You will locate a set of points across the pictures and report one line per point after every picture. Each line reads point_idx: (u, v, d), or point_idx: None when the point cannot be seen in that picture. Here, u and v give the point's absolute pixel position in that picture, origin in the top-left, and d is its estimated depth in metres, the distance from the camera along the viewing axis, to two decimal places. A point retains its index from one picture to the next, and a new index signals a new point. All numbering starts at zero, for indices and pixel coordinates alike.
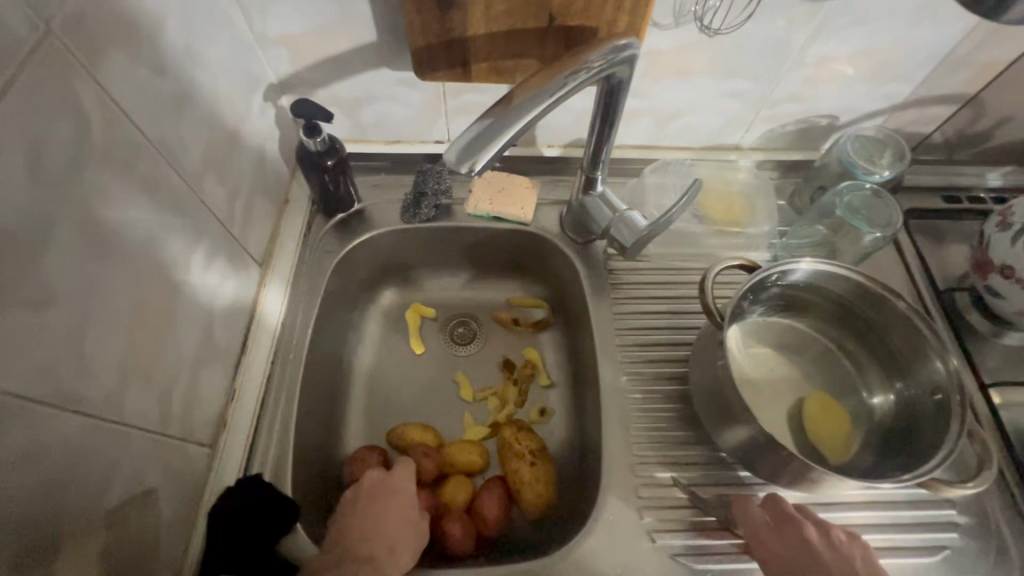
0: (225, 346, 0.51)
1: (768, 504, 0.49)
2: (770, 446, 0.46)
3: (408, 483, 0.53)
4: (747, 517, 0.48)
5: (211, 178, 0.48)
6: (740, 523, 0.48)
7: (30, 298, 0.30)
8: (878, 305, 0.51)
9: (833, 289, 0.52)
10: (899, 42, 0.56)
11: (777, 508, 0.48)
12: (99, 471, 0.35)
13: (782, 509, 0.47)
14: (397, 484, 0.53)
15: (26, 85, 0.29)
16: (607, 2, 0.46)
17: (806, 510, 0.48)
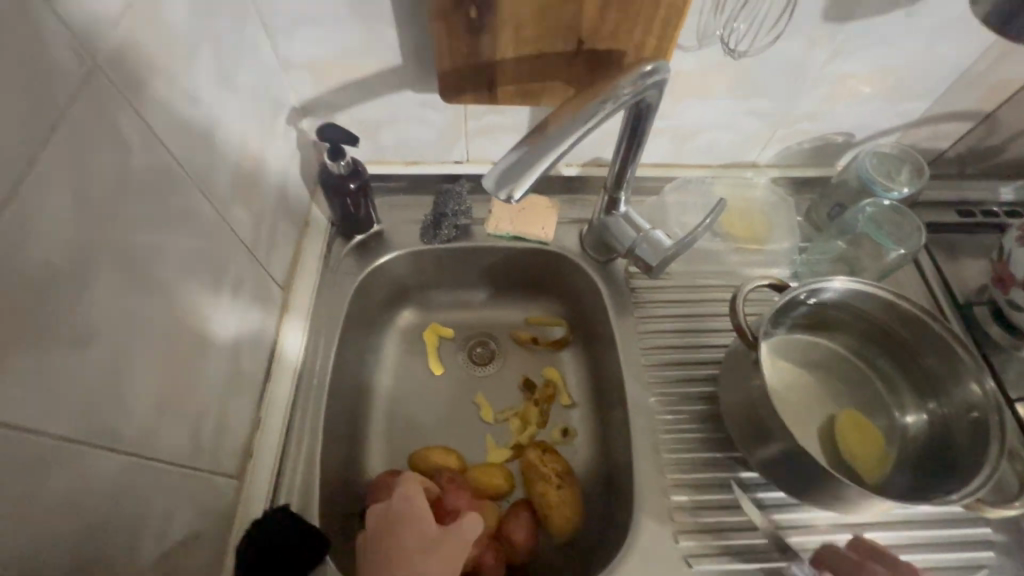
0: (251, 373, 0.50)
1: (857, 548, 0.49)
2: (808, 467, 0.46)
3: (409, 503, 0.51)
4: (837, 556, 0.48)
5: (239, 204, 0.47)
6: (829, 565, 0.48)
7: (74, 337, 0.29)
8: (911, 324, 0.51)
9: (863, 308, 0.53)
10: (916, 62, 0.57)
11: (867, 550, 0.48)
12: (136, 511, 0.34)
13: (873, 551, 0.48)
14: (402, 509, 0.51)
15: (73, 119, 0.29)
16: (636, 27, 0.46)
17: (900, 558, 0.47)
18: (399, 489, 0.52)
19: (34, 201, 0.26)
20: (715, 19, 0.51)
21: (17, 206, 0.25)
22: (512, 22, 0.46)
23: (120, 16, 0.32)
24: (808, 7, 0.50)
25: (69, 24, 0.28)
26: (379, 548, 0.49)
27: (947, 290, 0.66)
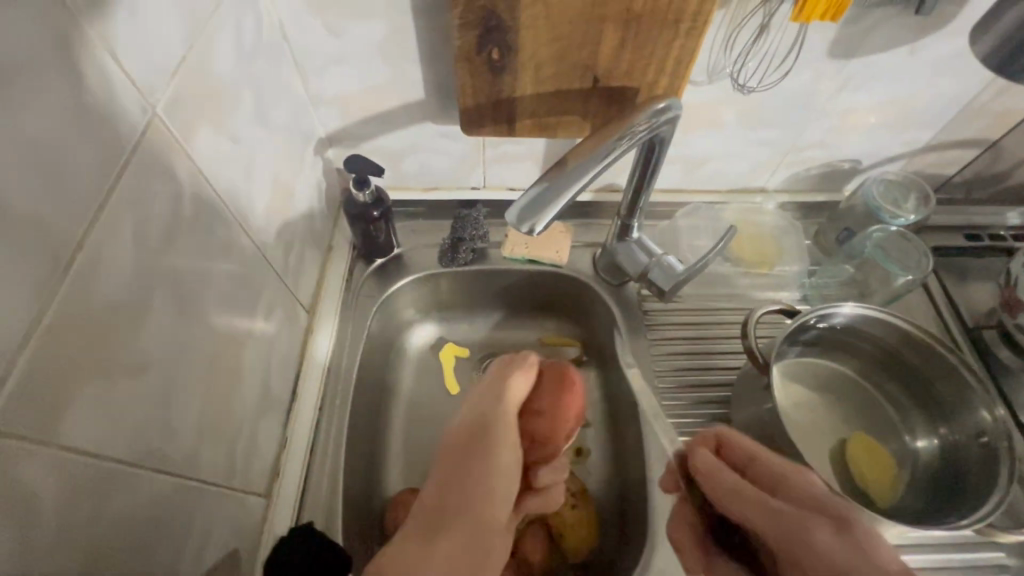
0: (279, 394, 0.52)
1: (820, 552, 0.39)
2: None
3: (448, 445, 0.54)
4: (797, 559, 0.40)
5: (271, 233, 0.50)
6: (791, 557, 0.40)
7: (131, 366, 0.32)
8: (921, 350, 0.53)
9: (873, 332, 0.54)
10: (918, 95, 0.59)
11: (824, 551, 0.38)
12: (179, 529, 0.36)
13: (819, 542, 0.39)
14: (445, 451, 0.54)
15: (136, 167, 0.32)
16: (649, 66, 0.48)
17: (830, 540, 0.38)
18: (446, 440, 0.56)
19: (103, 244, 0.30)
20: (725, 56, 0.53)
21: (89, 249, 0.29)
22: (532, 62, 0.48)
23: (175, 70, 0.35)
24: (815, 44, 0.52)
25: (135, 82, 0.32)
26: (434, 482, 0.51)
27: (956, 314, 0.67)
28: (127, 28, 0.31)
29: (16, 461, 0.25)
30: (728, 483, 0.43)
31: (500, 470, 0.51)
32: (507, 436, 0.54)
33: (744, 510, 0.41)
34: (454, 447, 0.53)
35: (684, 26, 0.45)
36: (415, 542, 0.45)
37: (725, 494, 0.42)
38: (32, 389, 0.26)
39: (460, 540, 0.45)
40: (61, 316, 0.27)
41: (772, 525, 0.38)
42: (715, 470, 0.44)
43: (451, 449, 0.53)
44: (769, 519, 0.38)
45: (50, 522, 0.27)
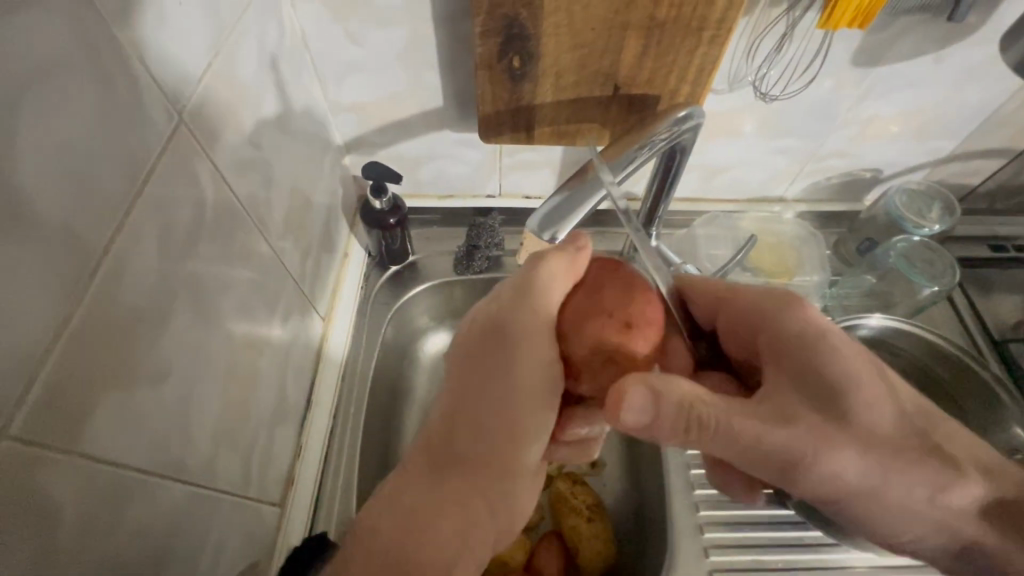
0: (293, 402, 0.52)
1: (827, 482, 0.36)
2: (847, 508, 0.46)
3: (480, 329, 0.41)
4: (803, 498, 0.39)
5: (289, 240, 0.50)
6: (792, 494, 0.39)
7: (151, 374, 0.32)
8: (957, 367, 0.57)
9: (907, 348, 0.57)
10: (942, 104, 0.58)
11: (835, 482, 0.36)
12: (195, 538, 0.36)
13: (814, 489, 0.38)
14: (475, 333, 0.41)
15: (161, 173, 0.32)
16: (671, 73, 0.48)
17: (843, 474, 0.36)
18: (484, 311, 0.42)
19: (127, 251, 0.29)
20: (746, 64, 0.53)
21: (114, 255, 0.29)
22: (553, 69, 0.48)
23: (200, 76, 0.36)
24: (839, 52, 0.52)
25: (161, 88, 0.32)
26: (454, 382, 0.41)
27: (982, 326, 0.65)
28: (155, 33, 0.31)
29: (33, 469, 0.25)
30: (680, 416, 0.33)
31: (532, 428, 0.39)
32: (535, 359, 0.37)
33: (720, 445, 0.34)
34: (474, 351, 0.41)
35: (707, 34, 0.45)
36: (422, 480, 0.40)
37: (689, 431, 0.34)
38: (53, 397, 0.25)
39: (474, 487, 0.39)
40: (86, 323, 0.27)
41: (758, 450, 0.34)
42: (659, 406, 0.32)
43: (472, 350, 0.41)
44: (755, 457, 0.35)
45: (68, 532, 0.26)
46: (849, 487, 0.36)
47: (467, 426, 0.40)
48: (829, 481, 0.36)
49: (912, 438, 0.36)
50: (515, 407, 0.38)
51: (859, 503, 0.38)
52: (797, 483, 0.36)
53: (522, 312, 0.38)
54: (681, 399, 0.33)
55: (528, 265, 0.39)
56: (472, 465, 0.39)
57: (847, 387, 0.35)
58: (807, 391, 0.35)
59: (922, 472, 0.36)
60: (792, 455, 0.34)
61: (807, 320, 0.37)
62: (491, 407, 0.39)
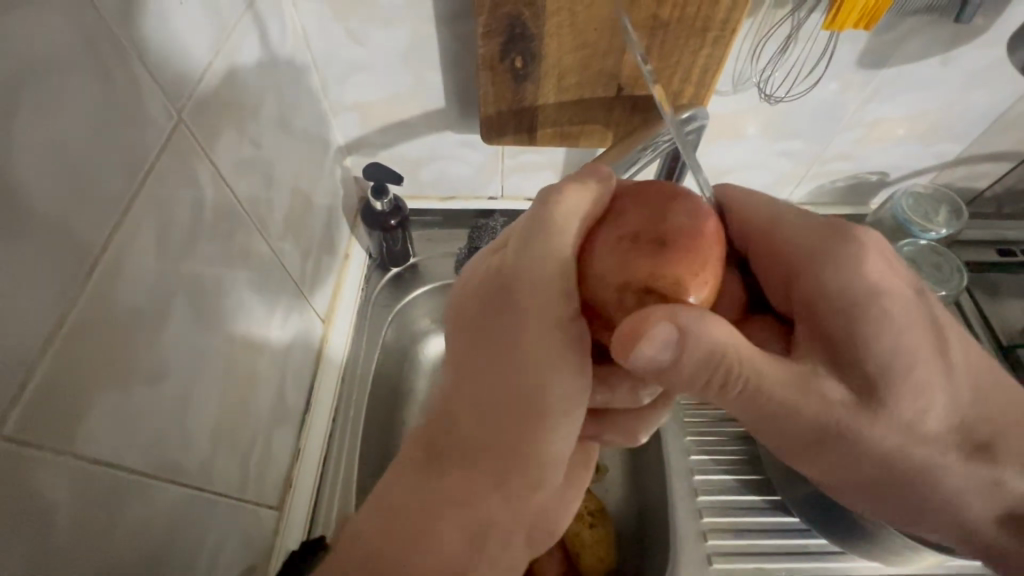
0: (293, 404, 0.52)
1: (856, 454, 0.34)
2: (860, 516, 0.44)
3: (471, 302, 0.38)
4: (824, 468, 0.37)
5: (290, 240, 0.50)
6: (815, 463, 0.37)
7: (147, 373, 0.31)
8: None
9: None
10: (950, 107, 0.57)
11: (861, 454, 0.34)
12: (193, 540, 0.36)
13: (840, 463, 0.36)
14: (469, 305, 0.39)
15: (160, 171, 0.32)
16: (674, 74, 0.48)
17: (873, 443, 0.34)
18: (475, 280, 0.39)
19: (125, 249, 0.29)
20: (751, 65, 0.52)
21: (112, 255, 0.28)
22: (556, 70, 0.48)
23: (201, 74, 0.35)
24: (844, 53, 0.51)
25: (162, 87, 0.32)
26: (453, 362, 0.40)
27: (989, 331, 0.64)
28: (156, 31, 0.31)
29: (29, 468, 0.24)
30: (709, 374, 0.30)
31: (550, 412, 0.36)
32: (540, 331, 0.34)
33: (740, 407, 0.32)
34: (475, 319, 0.38)
35: (711, 35, 0.44)
36: (427, 467, 0.39)
37: (715, 389, 0.31)
38: (48, 397, 0.25)
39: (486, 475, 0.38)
40: (83, 321, 0.27)
41: (784, 420, 0.33)
42: (681, 359, 0.29)
43: (471, 318, 0.38)
44: (787, 419, 0.33)
45: (63, 533, 0.26)
46: (878, 463, 0.35)
47: (468, 409, 0.38)
48: (858, 457, 0.34)
49: (955, 414, 0.34)
50: (531, 387, 0.36)
51: (884, 479, 0.36)
52: (819, 454, 0.35)
53: (526, 266, 0.33)
54: (715, 355, 0.29)
55: (536, 205, 0.34)
56: (484, 454, 0.38)
57: (898, 357, 0.32)
58: (849, 355, 0.32)
59: (953, 447, 0.35)
60: (824, 428, 0.33)
61: (865, 274, 0.33)
62: (491, 387, 0.37)
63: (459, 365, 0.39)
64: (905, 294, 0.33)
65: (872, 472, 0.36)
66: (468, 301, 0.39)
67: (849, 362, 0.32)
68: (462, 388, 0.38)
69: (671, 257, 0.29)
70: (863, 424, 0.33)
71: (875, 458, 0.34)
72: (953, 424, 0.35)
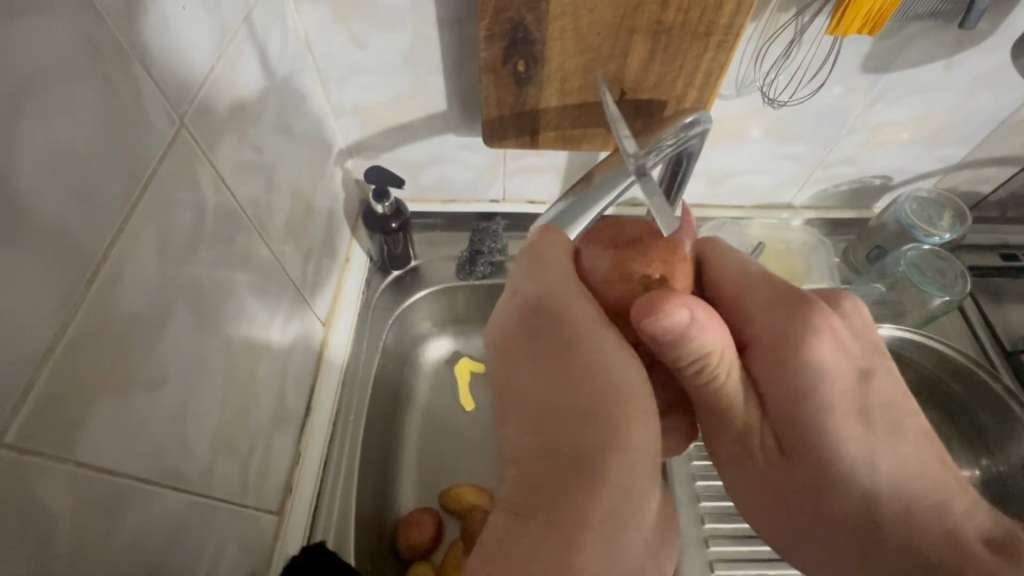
0: (293, 408, 0.51)
1: (777, 468, 0.40)
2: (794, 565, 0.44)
3: (503, 329, 0.39)
4: (745, 484, 0.42)
5: (290, 244, 0.49)
6: (739, 477, 0.42)
7: (148, 380, 0.31)
8: (972, 385, 0.62)
9: (919, 360, 0.64)
10: (954, 111, 0.57)
11: (780, 470, 0.40)
12: (193, 548, 0.35)
13: (760, 480, 0.41)
14: (503, 333, 0.38)
15: (161, 176, 0.32)
16: (678, 79, 0.47)
17: (795, 464, 0.39)
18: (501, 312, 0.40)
19: (126, 256, 0.29)
20: (755, 69, 0.52)
21: (113, 262, 0.28)
22: (558, 74, 0.47)
23: (203, 79, 0.35)
24: (849, 57, 0.51)
25: (164, 93, 0.32)
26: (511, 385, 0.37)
27: (993, 337, 0.64)
28: (157, 35, 0.31)
29: (30, 477, 0.24)
30: (691, 366, 0.35)
31: (627, 395, 0.33)
32: (596, 325, 0.35)
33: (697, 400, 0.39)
34: (522, 336, 0.37)
35: (715, 39, 0.44)
36: (515, 514, 0.32)
37: (695, 380, 0.37)
38: (49, 405, 0.25)
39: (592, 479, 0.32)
40: (83, 329, 0.26)
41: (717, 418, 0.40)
42: (687, 343, 0.32)
43: (518, 337, 0.37)
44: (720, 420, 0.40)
45: (64, 542, 0.26)
46: (784, 487, 0.40)
47: (547, 415, 0.34)
48: (770, 472, 0.40)
49: (872, 484, 0.38)
50: (598, 378, 0.33)
51: (790, 510, 0.41)
52: (739, 462, 0.41)
53: (540, 278, 0.37)
54: (710, 347, 0.33)
55: (532, 241, 0.40)
56: (569, 466, 0.32)
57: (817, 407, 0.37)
58: (777, 392, 0.38)
59: (860, 513, 0.38)
60: (741, 432, 0.40)
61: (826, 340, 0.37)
62: (565, 386, 0.34)
63: (517, 384, 0.36)
64: (848, 373, 0.37)
65: (780, 498, 0.41)
66: (504, 328, 0.38)
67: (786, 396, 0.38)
68: (532, 401, 0.35)
69: (651, 247, 0.36)
70: (772, 437, 0.40)
71: (789, 480, 0.40)
72: (865, 493, 0.38)
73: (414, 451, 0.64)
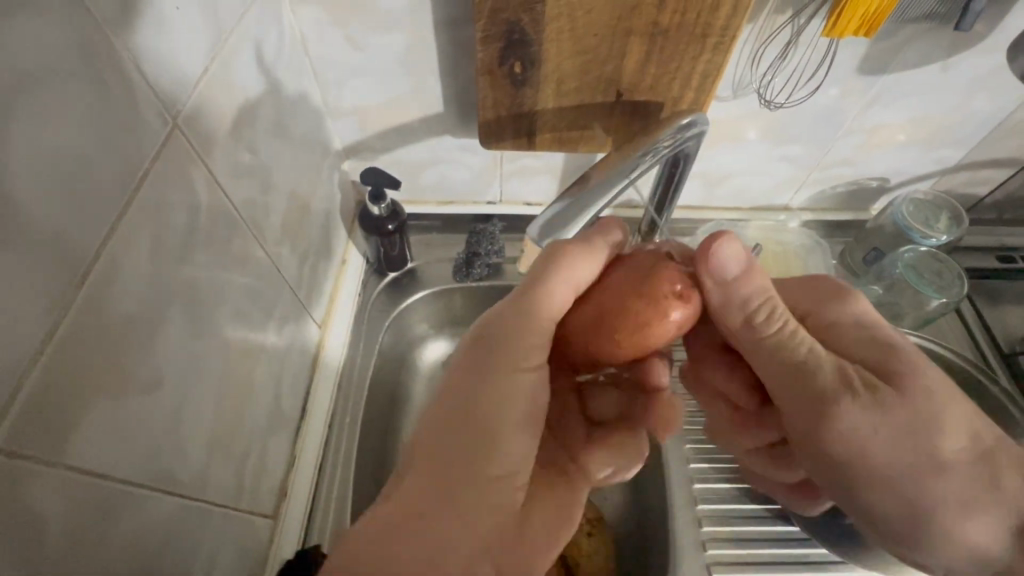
0: (289, 410, 0.51)
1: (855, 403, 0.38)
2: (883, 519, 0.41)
3: (514, 301, 0.41)
4: (816, 433, 0.39)
5: (287, 245, 0.49)
6: (804, 420, 0.40)
7: (141, 383, 0.31)
8: (969, 385, 0.62)
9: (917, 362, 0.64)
10: (950, 113, 0.57)
11: (856, 407, 0.38)
12: (187, 552, 0.35)
13: (839, 420, 0.38)
14: (516, 309, 0.40)
15: (154, 178, 0.31)
16: (675, 80, 0.47)
17: (868, 398, 0.38)
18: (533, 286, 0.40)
19: (118, 258, 0.29)
20: (751, 71, 0.52)
21: (105, 263, 0.28)
22: (555, 75, 0.47)
23: (197, 79, 0.35)
24: (845, 60, 0.51)
25: (158, 93, 0.31)
26: (464, 359, 0.40)
27: (990, 339, 0.64)
28: (151, 36, 0.31)
29: (19, 482, 0.24)
30: (761, 307, 0.39)
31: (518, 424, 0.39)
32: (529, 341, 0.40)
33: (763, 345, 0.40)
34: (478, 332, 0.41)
35: (711, 41, 0.44)
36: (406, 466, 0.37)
37: (759, 332, 0.40)
38: (38, 409, 0.24)
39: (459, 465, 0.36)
40: (75, 331, 0.26)
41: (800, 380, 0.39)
42: (745, 279, 0.38)
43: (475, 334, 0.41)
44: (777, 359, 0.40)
45: (55, 547, 0.25)
46: (889, 424, 0.38)
47: (457, 404, 0.38)
48: (860, 416, 0.38)
49: (952, 446, 0.38)
50: (508, 379, 0.39)
51: (880, 448, 0.38)
52: (815, 399, 0.39)
53: (569, 273, 0.40)
54: (764, 284, 0.39)
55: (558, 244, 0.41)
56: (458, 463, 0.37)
57: (914, 372, 0.39)
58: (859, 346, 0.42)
59: (926, 473, 0.38)
60: (815, 368, 0.39)
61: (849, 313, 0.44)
62: (483, 387, 0.39)
63: (472, 365, 0.39)
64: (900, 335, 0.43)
65: (860, 433, 0.38)
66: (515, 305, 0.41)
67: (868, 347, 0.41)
68: (462, 384, 0.39)
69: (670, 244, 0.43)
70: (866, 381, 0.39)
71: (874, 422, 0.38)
72: (937, 455, 0.38)
73: None
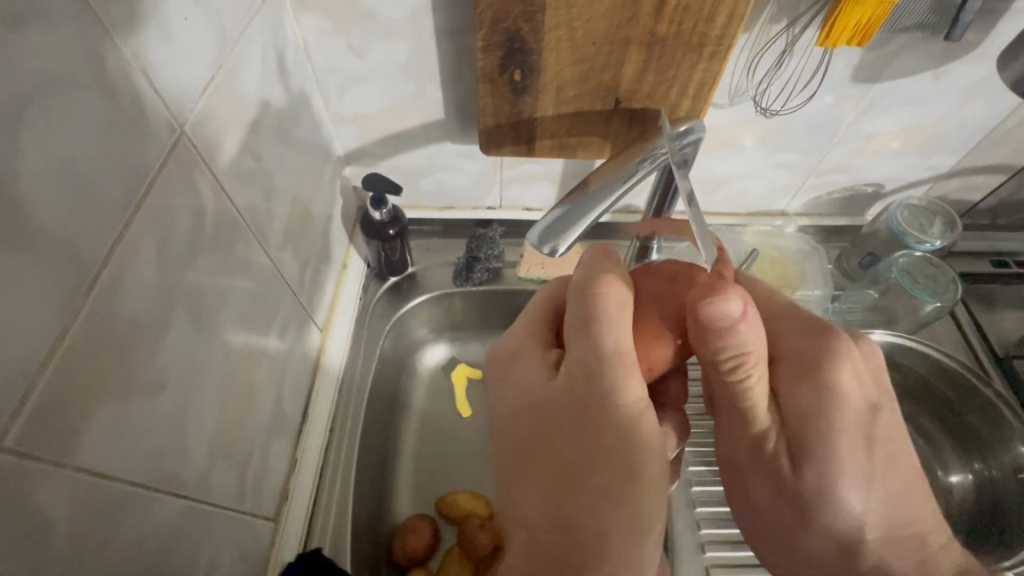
0: (290, 413, 0.52)
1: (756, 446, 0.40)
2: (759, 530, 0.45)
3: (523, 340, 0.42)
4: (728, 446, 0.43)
5: (289, 250, 0.50)
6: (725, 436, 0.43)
7: (146, 386, 0.31)
8: (963, 388, 0.62)
9: (912, 365, 0.65)
10: (943, 121, 0.58)
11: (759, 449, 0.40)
12: (190, 553, 0.35)
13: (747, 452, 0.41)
14: (522, 345, 0.42)
15: (161, 184, 0.32)
16: (673, 88, 0.48)
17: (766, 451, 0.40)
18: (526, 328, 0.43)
19: (125, 264, 0.29)
20: (747, 80, 0.53)
21: (113, 268, 0.28)
22: (555, 84, 0.48)
23: (202, 87, 0.36)
24: (839, 69, 0.52)
25: (166, 102, 0.32)
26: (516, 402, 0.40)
27: (986, 343, 0.65)
28: (159, 46, 0.31)
29: (27, 483, 0.24)
30: (727, 362, 0.36)
31: (649, 470, 0.35)
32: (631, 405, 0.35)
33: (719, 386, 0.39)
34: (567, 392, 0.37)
35: (708, 50, 0.45)
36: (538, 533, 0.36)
37: (724, 377, 0.37)
38: (46, 412, 0.25)
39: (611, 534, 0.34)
40: (84, 335, 0.27)
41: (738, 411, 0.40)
42: (734, 334, 0.34)
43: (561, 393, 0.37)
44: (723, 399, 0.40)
45: (62, 548, 0.26)
46: (777, 474, 0.40)
47: (573, 469, 0.36)
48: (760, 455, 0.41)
49: (835, 503, 0.39)
50: (619, 443, 0.35)
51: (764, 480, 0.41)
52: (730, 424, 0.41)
53: (597, 294, 0.36)
54: (755, 341, 0.35)
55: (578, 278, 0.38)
56: (577, 539, 0.35)
57: (828, 457, 0.37)
58: (801, 413, 0.38)
59: (798, 516, 0.40)
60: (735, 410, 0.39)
61: (827, 375, 0.37)
62: (594, 452, 0.35)
63: (550, 420, 0.37)
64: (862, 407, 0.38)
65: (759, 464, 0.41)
66: (523, 343, 0.42)
67: (813, 410, 0.37)
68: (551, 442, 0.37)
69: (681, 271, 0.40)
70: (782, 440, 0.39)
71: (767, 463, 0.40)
72: (818, 507, 0.39)
73: (410, 457, 0.64)
